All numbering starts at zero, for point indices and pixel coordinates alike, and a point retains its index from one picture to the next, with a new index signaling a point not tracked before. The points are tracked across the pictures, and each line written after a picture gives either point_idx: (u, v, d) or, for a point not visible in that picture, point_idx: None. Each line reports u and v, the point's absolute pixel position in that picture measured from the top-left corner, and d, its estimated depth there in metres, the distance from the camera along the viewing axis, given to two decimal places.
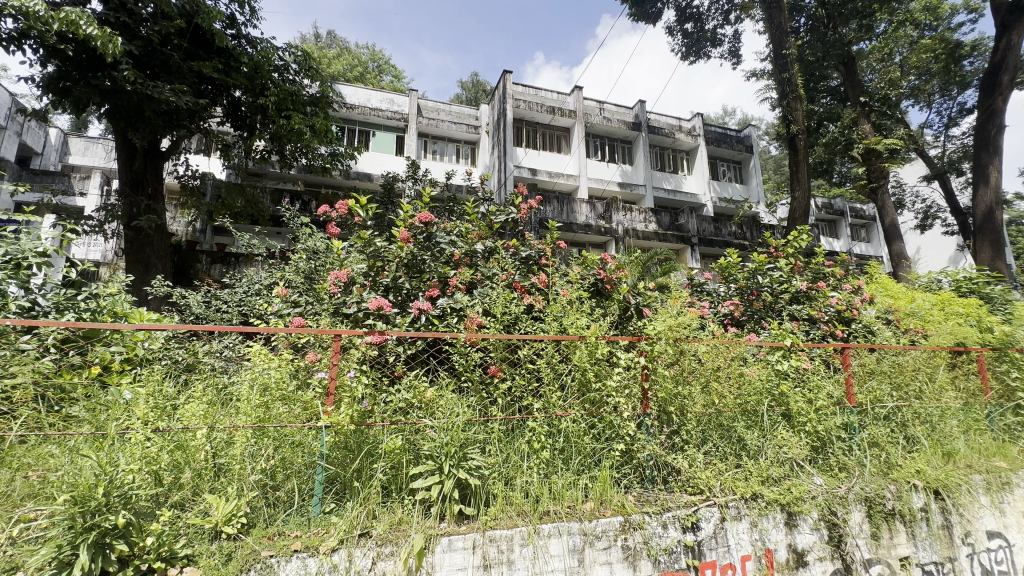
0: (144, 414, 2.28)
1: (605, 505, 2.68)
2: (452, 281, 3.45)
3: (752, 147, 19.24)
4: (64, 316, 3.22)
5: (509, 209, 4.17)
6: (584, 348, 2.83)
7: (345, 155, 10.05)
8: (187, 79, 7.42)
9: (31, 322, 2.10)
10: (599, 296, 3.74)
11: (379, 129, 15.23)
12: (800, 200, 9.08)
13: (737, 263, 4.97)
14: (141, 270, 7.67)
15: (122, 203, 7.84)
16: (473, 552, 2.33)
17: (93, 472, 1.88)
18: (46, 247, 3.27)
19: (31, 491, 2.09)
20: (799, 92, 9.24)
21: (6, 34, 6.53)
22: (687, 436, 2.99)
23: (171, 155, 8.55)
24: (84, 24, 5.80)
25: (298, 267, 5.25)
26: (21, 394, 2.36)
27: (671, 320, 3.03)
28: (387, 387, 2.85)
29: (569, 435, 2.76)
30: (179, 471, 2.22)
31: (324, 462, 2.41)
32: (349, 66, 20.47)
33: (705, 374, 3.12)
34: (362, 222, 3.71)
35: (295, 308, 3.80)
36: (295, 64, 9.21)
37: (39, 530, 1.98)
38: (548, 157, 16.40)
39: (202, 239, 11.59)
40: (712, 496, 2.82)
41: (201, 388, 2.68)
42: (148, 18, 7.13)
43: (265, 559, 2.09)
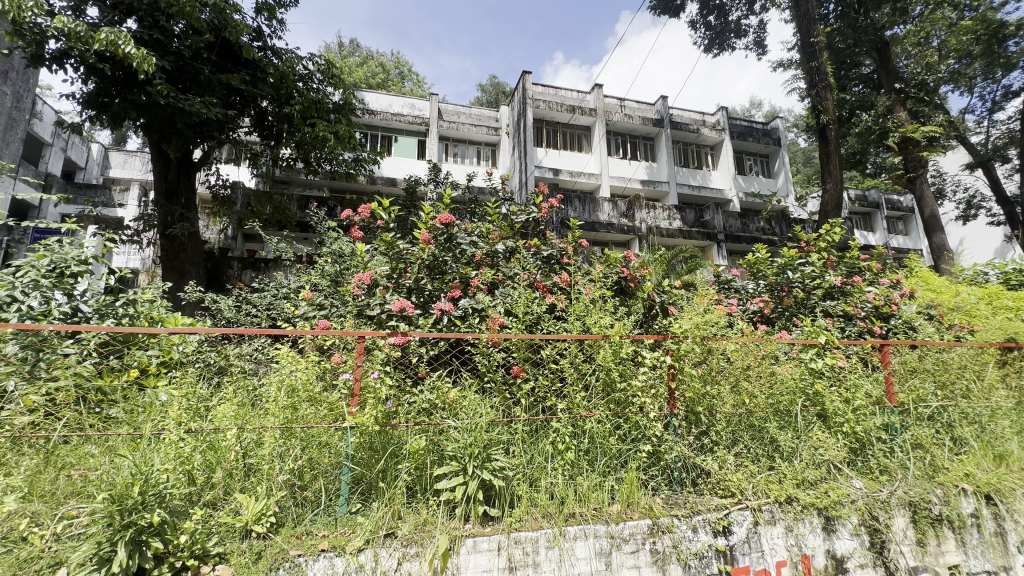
0: (178, 415, 2.34)
1: (633, 507, 2.63)
2: (474, 282, 3.44)
3: (781, 140, 18.63)
4: (104, 322, 3.36)
5: (530, 208, 4.14)
6: (608, 347, 2.79)
7: (368, 160, 10.19)
8: (216, 92, 7.67)
9: (72, 328, 2.20)
10: (623, 295, 3.70)
11: (400, 134, 15.43)
12: (831, 192, 8.75)
13: (766, 259, 4.86)
14: (177, 276, 7.96)
15: (157, 212, 8.14)
16: (497, 554, 2.31)
17: (129, 471, 1.94)
18: (88, 255, 3.40)
19: (74, 489, 2.18)
20: (830, 81, 8.93)
21: (49, 54, 6.88)
22: (717, 437, 2.89)
23: (203, 166, 8.85)
24: (121, 43, 6.09)
25: (324, 270, 5.36)
26: (63, 396, 2.51)
27: (698, 317, 2.96)
28: (411, 388, 2.84)
29: (594, 436, 2.71)
30: (211, 470, 2.28)
31: (351, 463, 2.43)
32: (371, 73, 20.84)
33: (734, 373, 3.02)
34: (385, 224, 3.73)
35: (320, 310, 3.85)
36: (319, 73, 9.38)
37: (81, 528, 2.05)
38: (569, 157, 16.31)
39: (232, 246, 11.98)
40: (744, 499, 2.73)
41: (233, 390, 2.74)
42: (179, 34, 7.42)
43: (293, 558, 2.12)
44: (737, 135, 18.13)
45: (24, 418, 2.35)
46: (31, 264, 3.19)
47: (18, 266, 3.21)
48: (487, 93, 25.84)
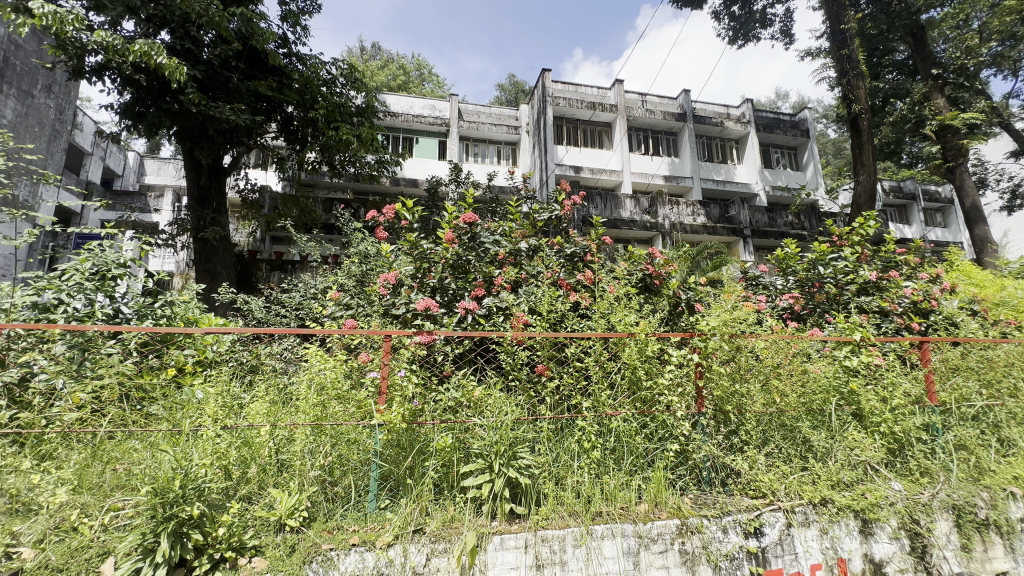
0: (214, 412, 2.42)
1: (660, 507, 2.60)
2: (497, 281, 3.46)
3: (809, 131, 18.07)
4: (144, 323, 3.52)
5: (552, 206, 4.10)
6: (633, 345, 2.76)
7: (391, 162, 10.33)
8: (245, 99, 7.90)
9: (114, 328, 2.31)
10: (648, 292, 3.67)
11: (421, 135, 15.59)
12: (864, 184, 8.45)
13: (796, 254, 4.73)
14: (209, 279, 8.23)
15: (191, 217, 8.44)
16: (524, 551, 2.32)
17: (170, 465, 2.01)
18: (127, 258, 3.54)
19: (120, 482, 2.28)
20: (861, 69, 8.62)
21: (89, 67, 7.19)
22: (748, 437, 2.82)
23: (232, 171, 9.11)
24: (155, 54, 6.33)
25: (350, 271, 5.46)
26: (108, 394, 2.65)
27: (726, 315, 2.88)
28: (437, 386, 2.87)
29: (620, 434, 2.69)
30: (246, 465, 2.36)
31: (379, 460, 2.47)
32: (392, 76, 21.09)
33: (765, 371, 2.93)
34: (409, 224, 3.77)
35: (347, 310, 3.92)
36: (342, 77, 9.53)
37: (126, 520, 2.14)
38: (590, 155, 16.19)
39: (261, 248, 12.32)
40: (776, 500, 2.66)
41: (264, 388, 2.82)
42: (209, 43, 7.65)
43: (325, 552, 2.17)
44: (763, 127, 17.68)
45: (74, 415, 2.49)
46: (75, 268, 3.35)
47: (64, 270, 3.37)
48: (506, 93, 25.82)
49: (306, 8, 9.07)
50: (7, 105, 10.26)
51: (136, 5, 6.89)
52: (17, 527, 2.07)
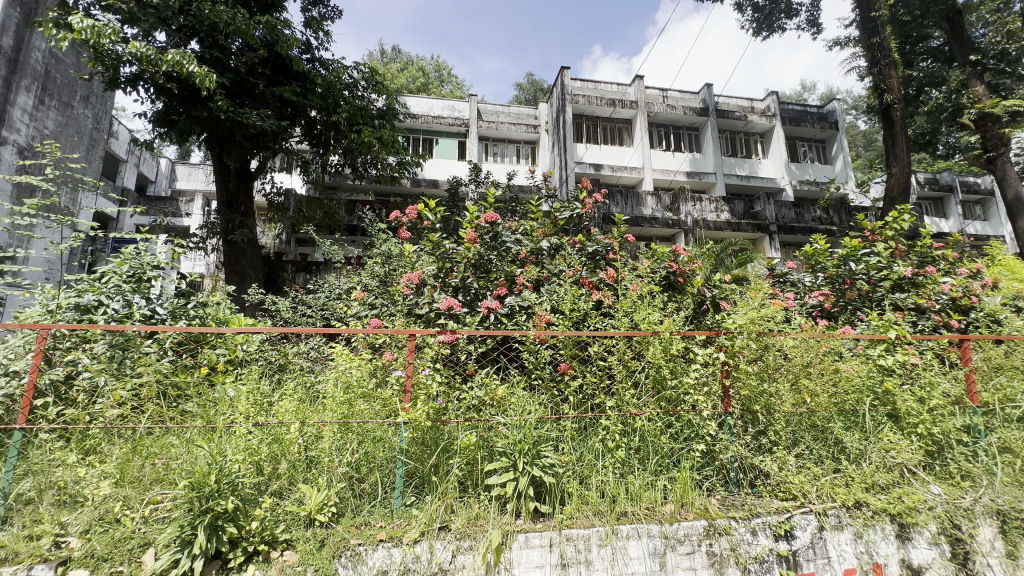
0: (246, 409, 2.49)
1: (687, 507, 2.56)
2: (519, 280, 3.47)
3: (838, 123, 17.52)
4: (178, 323, 3.66)
5: (574, 204, 4.07)
6: (657, 344, 2.72)
7: (412, 163, 10.44)
8: (270, 104, 8.10)
9: (151, 328, 2.41)
10: (672, 290, 3.62)
11: (441, 136, 15.71)
12: (897, 176, 8.15)
13: (826, 250, 4.59)
14: (238, 280, 8.47)
15: (220, 220, 8.71)
16: (549, 550, 2.32)
17: (205, 460, 2.08)
18: (161, 261, 3.68)
19: (158, 476, 2.37)
20: (894, 57, 8.30)
21: (123, 77, 7.47)
22: (777, 437, 2.76)
23: (259, 175, 9.35)
24: (186, 63, 6.57)
25: (373, 271, 5.53)
26: (146, 391, 2.78)
27: (753, 312, 2.82)
28: (460, 384, 2.88)
29: (644, 434, 2.67)
30: (277, 462, 2.41)
31: (405, 457, 2.51)
32: (411, 79, 21.29)
33: (794, 370, 2.86)
34: (431, 224, 3.81)
35: (372, 310, 3.97)
36: (363, 80, 9.67)
37: (164, 513, 2.23)
38: (610, 152, 16.03)
39: (286, 250, 12.60)
40: (807, 503, 2.60)
41: (292, 386, 2.88)
42: (236, 51, 7.86)
43: (354, 547, 2.21)
44: (789, 120, 17.22)
45: (115, 412, 2.62)
46: (114, 271, 3.49)
47: (103, 272, 3.51)
48: (525, 91, 25.77)
49: (327, 13, 9.23)
50: (49, 117, 10.78)
51: (168, 16, 7.14)
52: (66, 517, 2.19)
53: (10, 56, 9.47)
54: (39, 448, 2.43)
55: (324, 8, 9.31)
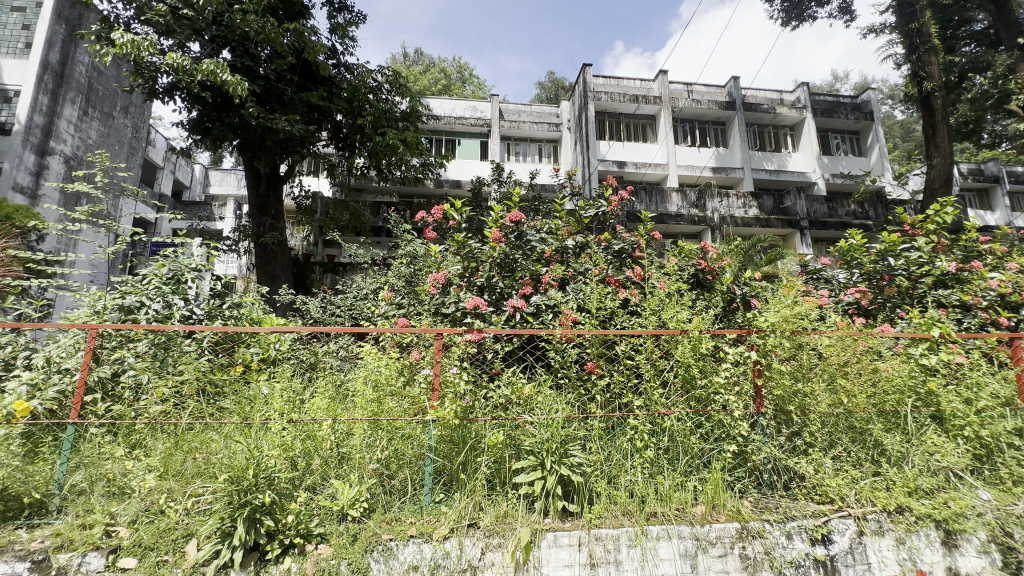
0: (281, 407, 2.56)
1: (718, 509, 2.51)
2: (544, 278, 3.48)
3: (873, 114, 16.86)
4: (214, 323, 3.79)
5: (599, 202, 4.04)
6: (686, 343, 2.69)
7: (435, 164, 10.54)
8: (299, 109, 8.31)
9: (191, 328, 2.51)
10: (700, 288, 3.57)
11: (464, 136, 15.82)
12: (938, 167, 7.78)
13: (862, 246, 4.43)
14: (270, 281, 8.73)
15: (252, 223, 8.97)
16: (578, 549, 2.31)
17: (243, 455, 2.15)
18: (198, 263, 3.82)
19: (199, 470, 2.45)
20: (934, 43, 7.93)
21: (161, 88, 7.78)
22: (812, 439, 2.67)
23: (288, 178, 9.59)
24: (220, 72, 6.81)
25: (399, 271, 5.62)
26: (187, 388, 2.91)
27: (786, 310, 2.75)
28: (487, 383, 2.90)
29: (674, 434, 2.63)
30: (310, 457, 2.47)
31: (434, 455, 2.54)
32: (434, 81, 21.49)
33: (830, 370, 2.77)
34: (457, 224, 3.84)
35: (399, 309, 4.03)
36: (387, 84, 9.82)
37: (205, 505, 2.31)
38: (634, 149, 15.84)
39: (315, 252, 12.88)
40: (846, 506, 2.52)
41: (324, 385, 2.94)
42: (266, 59, 8.09)
43: (385, 542, 2.25)
44: (820, 111, 16.66)
45: (159, 408, 2.75)
46: (154, 273, 3.62)
47: (145, 275, 3.67)
48: (546, 90, 25.68)
49: (352, 19, 9.41)
50: (92, 128, 11.33)
51: (201, 27, 7.40)
52: (115, 508, 2.30)
53: (57, 71, 10.00)
54: (90, 442, 2.56)
55: (349, 14, 9.49)
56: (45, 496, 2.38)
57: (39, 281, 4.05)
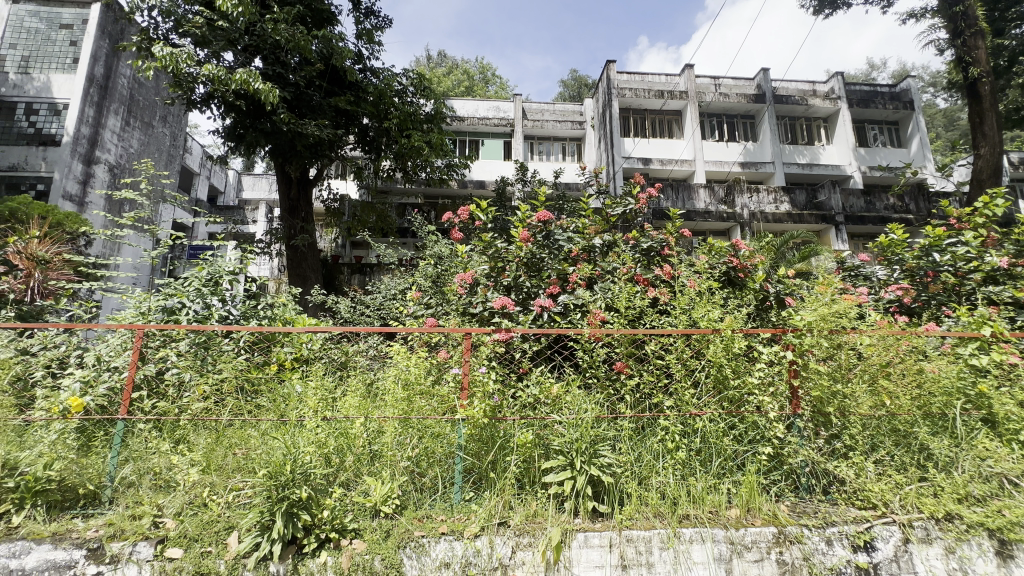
0: (315, 405, 2.62)
1: (754, 513, 2.46)
2: (571, 277, 3.46)
3: (914, 103, 16.12)
4: (250, 323, 3.92)
5: (627, 200, 4.00)
6: (718, 342, 2.63)
7: (460, 164, 10.62)
8: (327, 114, 8.51)
9: (229, 327, 2.60)
10: (732, 286, 3.49)
11: (487, 137, 15.90)
12: (986, 157, 7.38)
13: (904, 241, 4.25)
14: (301, 283, 8.98)
15: (283, 226, 9.23)
16: (610, 550, 2.30)
17: (281, 451, 2.22)
18: (234, 266, 3.94)
19: (238, 465, 2.53)
20: (982, 26, 7.52)
21: (198, 97, 8.09)
22: (852, 442, 2.58)
23: (317, 182, 9.82)
24: (252, 81, 7.05)
25: (426, 272, 5.69)
26: (226, 386, 3.01)
27: (824, 308, 2.66)
28: (516, 383, 2.92)
29: (707, 435, 2.58)
30: (344, 454, 2.51)
31: (463, 454, 2.56)
32: (457, 83, 21.66)
33: (871, 370, 2.66)
34: (483, 225, 3.86)
35: (427, 309, 4.07)
36: (412, 86, 9.95)
37: (245, 498, 2.39)
38: (659, 146, 15.60)
39: (343, 253, 13.15)
40: (889, 512, 2.43)
41: (355, 383, 3.00)
42: (296, 66, 8.32)
43: (417, 539, 2.29)
44: (856, 102, 16.04)
45: (201, 404, 2.86)
46: (194, 275, 3.77)
47: (186, 277, 3.83)
48: (569, 88, 25.55)
49: (378, 24, 9.57)
50: (134, 137, 11.87)
51: (235, 37, 7.67)
52: (161, 500, 2.40)
53: (102, 84, 10.51)
54: (138, 437, 2.69)
55: (375, 19, 9.67)
56: (98, 487, 2.50)
57: (87, 283, 4.26)
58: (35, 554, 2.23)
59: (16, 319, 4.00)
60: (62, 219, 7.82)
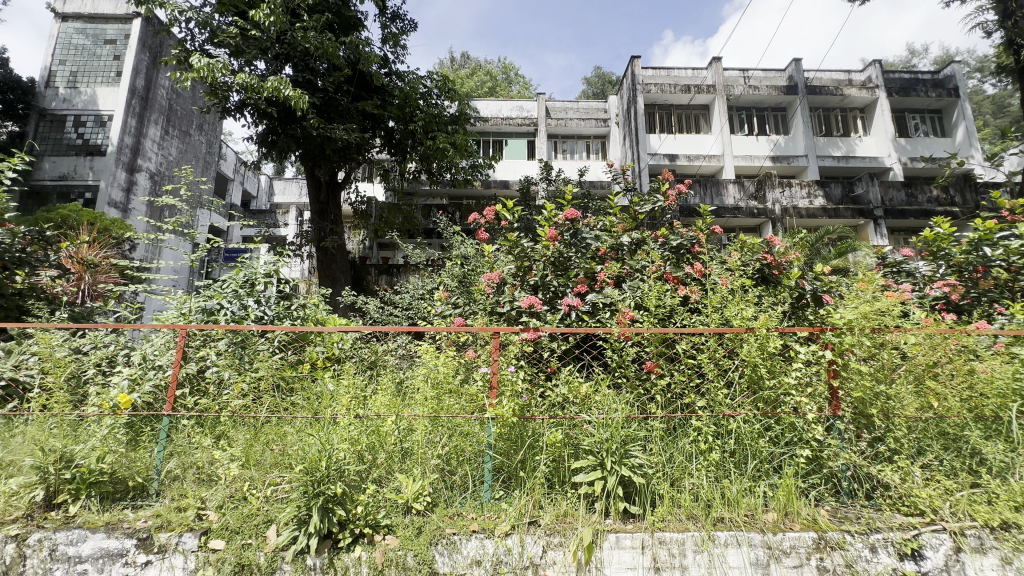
0: (347, 403, 2.67)
1: (792, 517, 2.38)
2: (600, 276, 3.42)
3: (959, 89, 15.31)
4: (284, 323, 4.01)
5: (655, 197, 3.95)
6: (752, 341, 2.57)
7: (484, 165, 10.66)
8: (354, 118, 8.70)
9: (265, 328, 2.69)
10: (766, 284, 3.36)
11: (511, 137, 15.92)
12: None
13: (950, 235, 4.03)
14: (331, 284, 9.19)
15: (313, 228, 9.46)
16: (642, 552, 2.28)
17: (316, 448, 2.28)
18: (269, 269, 4.06)
19: (276, 460, 2.61)
20: None
21: (232, 105, 8.38)
22: (897, 445, 2.47)
23: (346, 185, 10.03)
24: (283, 88, 7.26)
25: (452, 272, 5.73)
26: (263, 384, 3.10)
27: (866, 306, 2.55)
28: (544, 382, 2.91)
29: (741, 437, 2.51)
30: (376, 451, 2.55)
31: (493, 452, 2.56)
32: (480, 83, 21.76)
33: (917, 370, 2.55)
34: (509, 225, 3.85)
35: (455, 309, 4.10)
36: (437, 88, 10.04)
37: (283, 493, 2.46)
38: (686, 141, 15.29)
39: (371, 255, 13.39)
40: (939, 520, 2.32)
41: (386, 382, 3.04)
42: (324, 72, 8.52)
43: (449, 536, 2.32)
44: (896, 90, 15.34)
45: (240, 402, 2.96)
46: (231, 278, 3.91)
47: (224, 280, 3.97)
48: (593, 85, 25.34)
49: (403, 27, 9.70)
50: (173, 145, 12.37)
51: (266, 46, 7.92)
52: (204, 493, 2.50)
53: (142, 95, 11.00)
54: (182, 432, 2.82)
55: (400, 23, 9.80)
56: (146, 480, 2.61)
57: (132, 286, 4.42)
58: (91, 542, 2.37)
59: (68, 321, 4.14)
60: (109, 225, 8.27)
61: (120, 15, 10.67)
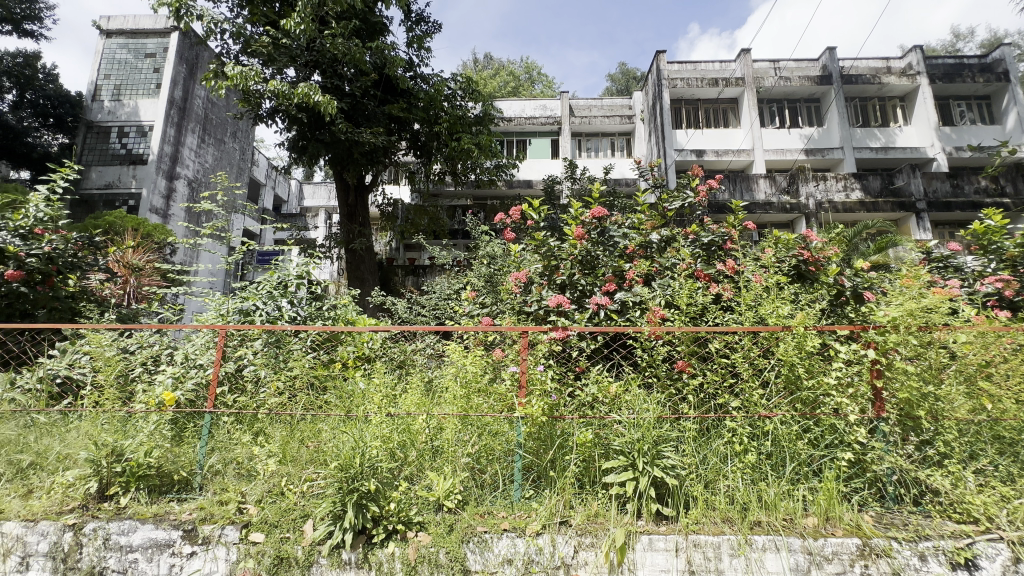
0: (379, 401, 2.72)
1: (833, 522, 2.30)
2: (628, 274, 3.36)
3: (1009, 73, 14.46)
4: (316, 324, 4.11)
5: (684, 194, 3.88)
6: (789, 340, 2.49)
7: (508, 165, 10.67)
8: (381, 122, 8.85)
9: (300, 327, 2.77)
10: (802, 281, 3.29)
11: (535, 136, 15.89)
12: None
13: (1003, 228, 3.81)
14: (360, 284, 9.37)
15: (342, 231, 9.66)
16: (676, 554, 2.24)
17: (350, 445, 2.33)
18: (301, 271, 4.17)
19: (311, 457, 2.67)
20: None
21: (264, 111, 8.64)
22: (947, 449, 2.35)
23: (373, 187, 10.21)
24: (313, 94, 7.45)
25: (479, 271, 5.74)
26: (297, 382, 3.18)
27: (911, 302, 2.44)
28: (573, 381, 2.90)
29: (778, 438, 2.44)
30: (407, 449, 2.58)
31: (522, 451, 2.56)
32: (503, 83, 21.78)
33: (968, 370, 2.43)
34: (536, 224, 3.83)
35: (483, 308, 4.12)
36: (461, 90, 10.09)
37: (318, 488, 2.52)
38: (714, 136, 14.94)
39: (397, 256, 13.59)
40: (995, 528, 2.20)
41: (416, 380, 3.08)
42: (352, 77, 8.70)
43: (480, 534, 2.33)
44: (939, 77, 14.59)
45: (276, 399, 3.05)
46: (266, 280, 4.04)
47: (259, 281, 4.10)
48: (617, 82, 25.03)
49: (428, 30, 9.79)
50: (209, 153, 12.86)
51: (296, 53, 8.13)
52: (244, 487, 2.58)
53: (180, 106, 11.47)
54: (223, 429, 2.92)
55: (425, 26, 9.91)
56: (190, 474, 2.72)
57: (174, 288, 4.61)
58: (141, 532, 2.48)
59: (117, 322, 4.35)
60: (152, 231, 8.66)
61: (159, 29, 11.15)
